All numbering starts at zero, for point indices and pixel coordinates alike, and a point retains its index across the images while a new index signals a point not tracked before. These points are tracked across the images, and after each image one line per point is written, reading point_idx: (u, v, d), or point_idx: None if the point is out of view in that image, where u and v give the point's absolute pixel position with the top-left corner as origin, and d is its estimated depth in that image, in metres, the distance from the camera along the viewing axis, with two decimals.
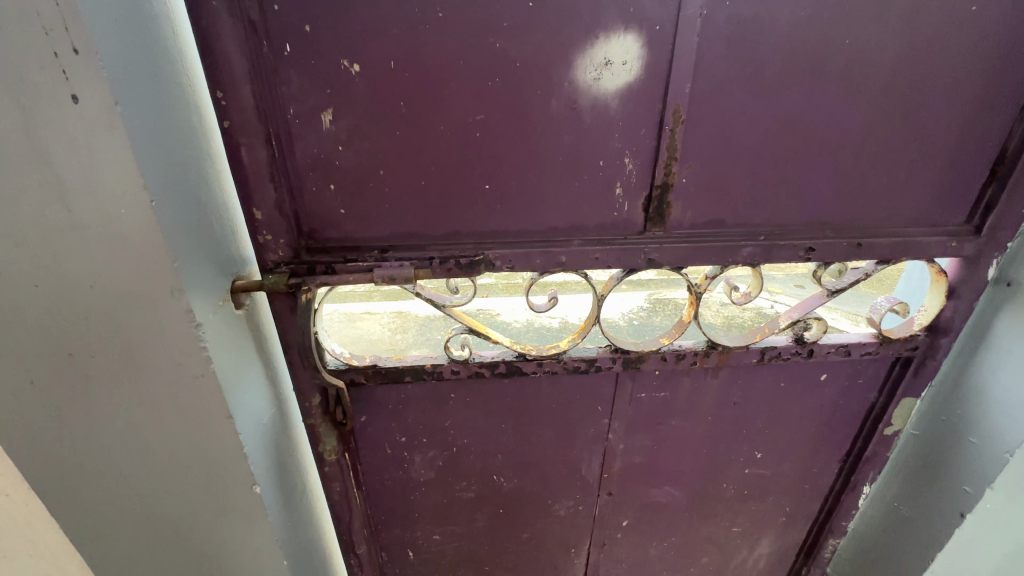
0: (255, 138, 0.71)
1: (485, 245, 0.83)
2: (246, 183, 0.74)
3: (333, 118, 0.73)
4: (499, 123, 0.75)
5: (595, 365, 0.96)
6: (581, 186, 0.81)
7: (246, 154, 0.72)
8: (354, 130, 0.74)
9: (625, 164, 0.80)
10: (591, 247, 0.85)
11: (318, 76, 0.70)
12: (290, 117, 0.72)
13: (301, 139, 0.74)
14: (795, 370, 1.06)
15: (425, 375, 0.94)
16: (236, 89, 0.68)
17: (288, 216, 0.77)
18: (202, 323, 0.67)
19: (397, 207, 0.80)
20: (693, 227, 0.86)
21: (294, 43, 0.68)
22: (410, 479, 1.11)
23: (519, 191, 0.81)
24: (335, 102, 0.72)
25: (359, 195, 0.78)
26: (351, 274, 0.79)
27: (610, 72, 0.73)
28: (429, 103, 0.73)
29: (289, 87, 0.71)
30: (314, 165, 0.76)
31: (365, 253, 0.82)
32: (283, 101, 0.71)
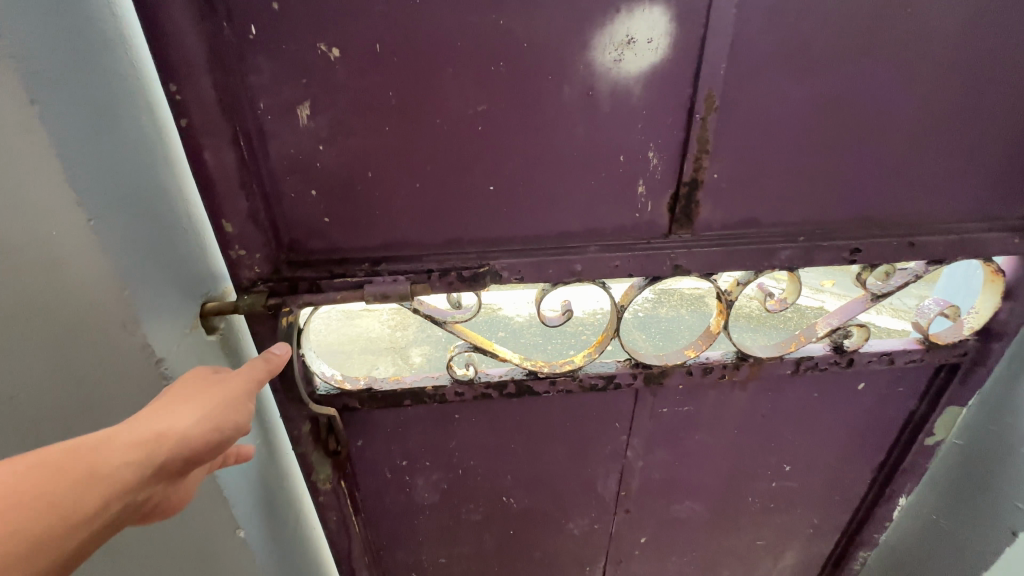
0: (219, 138, 0.61)
1: (490, 254, 0.73)
2: (212, 191, 0.63)
3: (311, 113, 0.63)
4: (505, 114, 0.65)
5: (614, 381, 0.87)
6: (599, 184, 0.71)
7: (211, 158, 0.61)
8: (336, 125, 0.63)
9: (649, 159, 0.70)
10: (611, 253, 0.75)
11: (292, 64, 0.60)
12: (262, 114, 0.62)
13: (276, 137, 0.64)
14: (831, 380, 0.97)
15: (425, 398, 0.85)
16: (195, 81, 0.58)
17: (265, 227, 0.67)
18: (166, 358, 0.57)
19: (390, 213, 0.70)
20: (723, 228, 0.76)
21: (261, 24, 0.57)
22: (413, 503, 1.03)
23: (528, 192, 0.70)
24: (313, 93, 0.61)
25: (345, 200, 0.68)
26: (340, 292, 0.70)
27: (634, 53, 0.63)
28: (423, 93, 0.63)
29: (257, 78, 0.60)
30: (291, 167, 0.65)
31: (354, 267, 0.72)
32: (251, 94, 0.60)
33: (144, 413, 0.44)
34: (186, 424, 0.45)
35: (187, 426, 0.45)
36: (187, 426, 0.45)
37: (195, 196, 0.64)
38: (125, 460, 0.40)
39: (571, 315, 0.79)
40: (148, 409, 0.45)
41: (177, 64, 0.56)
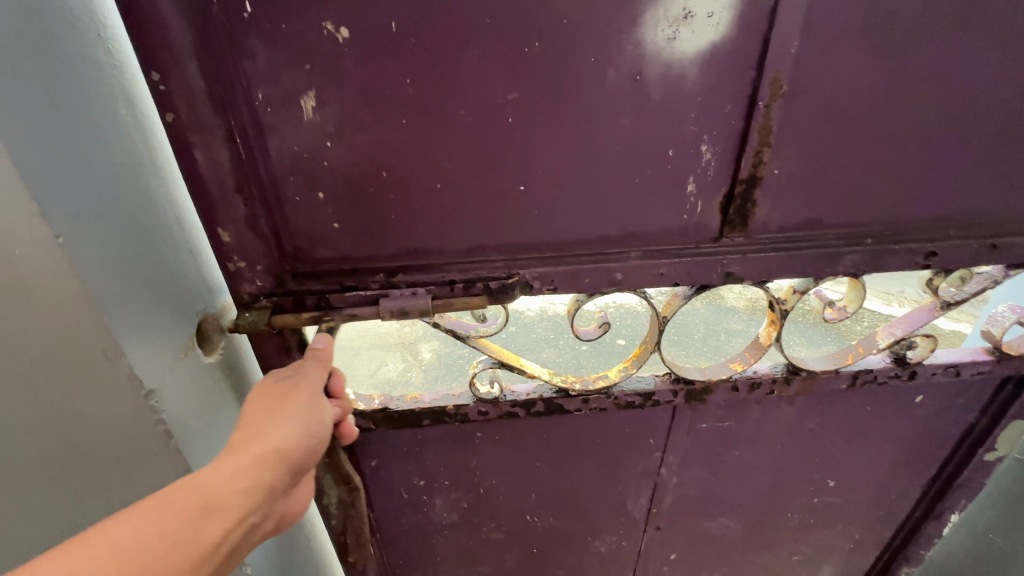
0: (211, 135, 0.53)
1: (519, 262, 0.66)
2: (206, 195, 0.55)
3: (316, 105, 0.54)
4: (538, 102, 0.56)
5: (652, 399, 0.79)
6: (644, 183, 0.62)
7: (202, 157, 0.53)
8: (345, 119, 0.55)
9: (702, 153, 0.61)
10: (655, 259, 0.67)
11: (293, 46, 0.51)
12: (259, 106, 0.53)
13: (276, 133, 0.55)
14: (888, 393, 0.88)
15: (446, 418, 0.78)
16: (181, 69, 0.49)
17: (265, 235, 0.59)
18: (157, 390, 0.50)
19: (406, 219, 0.62)
20: (782, 231, 0.67)
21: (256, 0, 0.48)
22: (431, 523, 0.96)
23: (564, 192, 0.62)
24: (318, 82, 0.53)
25: (355, 205, 0.60)
26: (353, 308, 0.62)
27: (692, 30, 0.54)
28: (444, 80, 0.54)
29: (252, 64, 0.51)
30: (295, 167, 0.57)
31: (367, 278, 0.64)
32: (246, 82, 0.52)
33: (237, 438, 0.49)
34: (274, 441, 0.49)
35: (277, 442, 0.49)
36: (276, 443, 0.49)
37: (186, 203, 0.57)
38: (235, 483, 0.44)
39: (608, 328, 0.71)
40: (240, 433, 0.49)
41: (159, 49, 0.48)
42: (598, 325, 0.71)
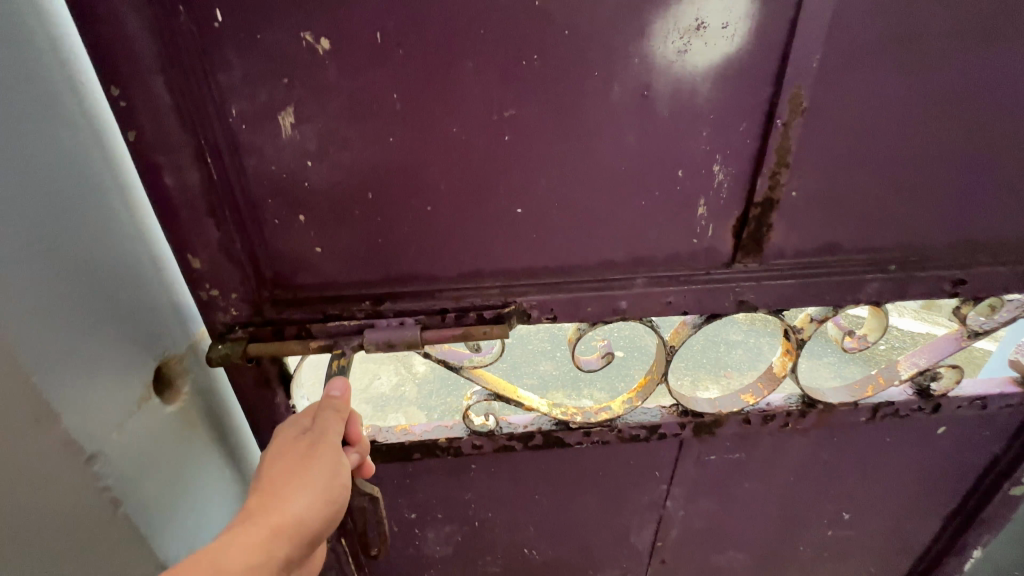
0: (179, 154, 0.48)
1: (516, 289, 0.61)
2: (176, 218, 0.51)
3: (296, 121, 0.50)
4: (537, 120, 0.52)
5: (658, 432, 0.74)
6: (652, 205, 0.58)
7: (171, 179, 0.49)
8: (327, 137, 0.51)
9: (714, 173, 0.57)
10: (662, 286, 0.62)
11: (269, 59, 0.47)
12: (233, 122, 0.49)
13: (252, 152, 0.51)
14: (909, 425, 0.83)
15: (438, 452, 0.73)
16: (145, 83, 0.45)
17: (241, 261, 0.55)
18: (101, 452, 0.45)
19: (394, 243, 0.57)
20: (799, 256, 0.62)
21: (227, 9, 0.44)
22: (422, 557, 0.91)
23: (565, 215, 0.58)
24: (297, 97, 0.49)
25: (339, 229, 0.56)
26: (338, 338, 0.58)
27: (705, 42, 0.49)
28: (436, 95, 0.50)
29: (224, 77, 0.47)
30: (273, 188, 0.53)
31: (352, 305, 0.60)
32: (218, 97, 0.48)
33: (255, 504, 0.46)
34: (295, 508, 0.46)
35: (297, 510, 0.46)
36: (297, 512, 0.46)
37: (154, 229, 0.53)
38: (251, 559, 0.41)
39: (612, 358, 0.67)
40: (258, 496, 0.46)
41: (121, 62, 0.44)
42: (601, 355, 0.67)
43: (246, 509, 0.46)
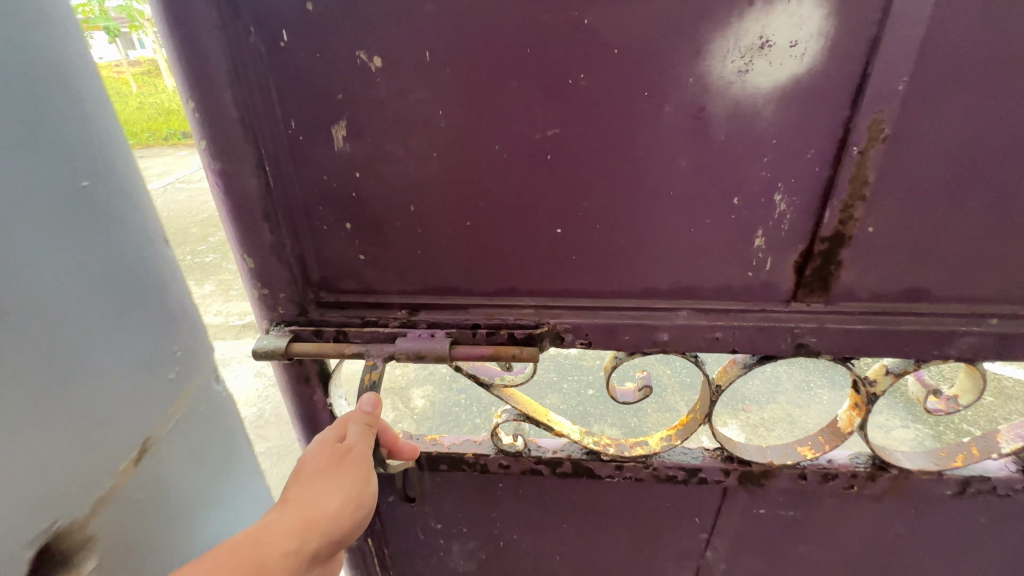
0: (241, 162, 0.52)
1: (552, 311, 0.59)
2: (236, 220, 0.55)
3: (347, 135, 0.52)
4: (581, 140, 0.51)
5: (698, 476, 0.68)
6: (702, 234, 0.54)
7: (233, 184, 0.53)
8: (375, 150, 0.53)
9: (774, 203, 0.52)
10: (709, 319, 0.57)
11: (326, 76, 0.49)
12: (292, 134, 0.52)
13: (307, 162, 0.54)
14: (1010, 507, 0.70)
15: (465, 466, 0.72)
16: (217, 96, 0.49)
17: (290, 263, 0.58)
18: None
19: (433, 256, 0.58)
20: (874, 299, 0.55)
21: (292, 29, 0.48)
22: (446, 569, 0.90)
23: (606, 239, 0.55)
24: (350, 111, 0.51)
25: (382, 238, 0.57)
26: (371, 345, 0.59)
27: (769, 61, 0.45)
28: (479, 113, 0.50)
29: (287, 92, 0.50)
30: (323, 197, 0.56)
31: (389, 313, 0.62)
32: (280, 110, 0.51)
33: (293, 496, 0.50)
34: (328, 506, 0.50)
35: (330, 509, 0.50)
36: (331, 510, 0.50)
37: (83, 312, 0.44)
38: (286, 547, 0.45)
39: (650, 392, 0.63)
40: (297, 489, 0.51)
41: (197, 78, 0.48)
42: (639, 387, 0.63)
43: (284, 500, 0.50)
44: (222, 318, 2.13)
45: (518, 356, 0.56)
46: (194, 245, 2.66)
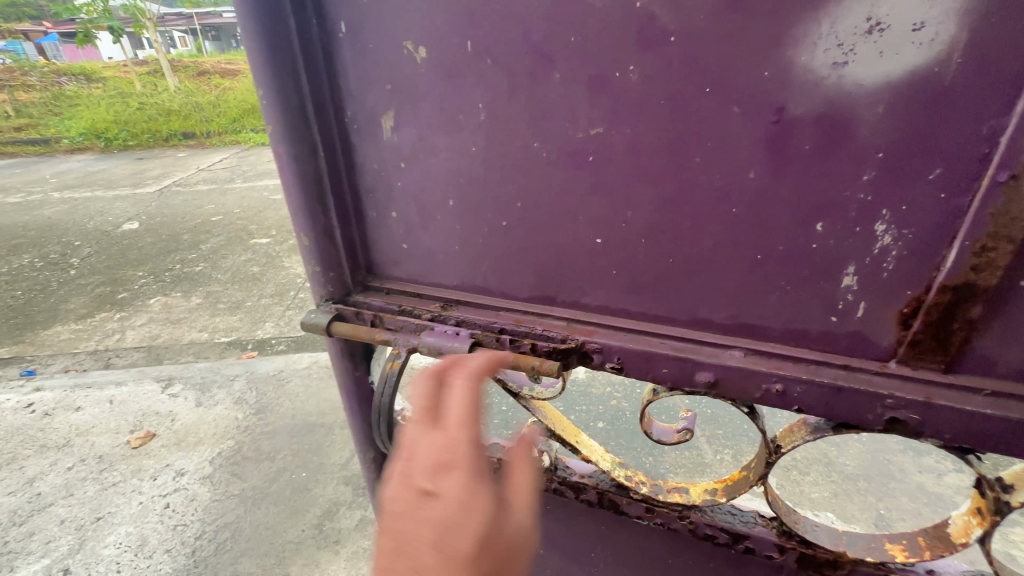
0: (298, 147, 0.53)
1: (584, 326, 0.54)
2: (293, 205, 0.56)
3: (394, 125, 0.51)
4: (632, 140, 0.44)
5: (744, 545, 0.58)
6: (773, 263, 0.44)
7: (289, 168, 0.54)
8: (419, 140, 0.51)
9: (876, 235, 0.40)
10: (768, 366, 0.47)
11: (376, 65, 0.49)
12: (347, 121, 0.53)
13: (361, 149, 0.54)
14: None
15: (490, 469, 0.70)
16: (277, 83, 0.50)
17: (340, 246, 0.59)
18: None
19: (469, 254, 0.55)
20: (1016, 376, 0.40)
21: (347, 17, 0.48)
22: None
23: (652, 256, 0.48)
24: (397, 102, 0.50)
25: (423, 230, 0.56)
26: (399, 335, 0.58)
27: (879, 50, 0.35)
28: (520, 105, 0.46)
29: (345, 82, 0.51)
30: (374, 185, 0.56)
31: (423, 304, 0.59)
32: (339, 96, 0.52)
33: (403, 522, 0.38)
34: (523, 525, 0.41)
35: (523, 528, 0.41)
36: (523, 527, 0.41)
37: None
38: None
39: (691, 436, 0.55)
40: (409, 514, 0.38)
41: (263, 67, 0.49)
42: (677, 429, 0.56)
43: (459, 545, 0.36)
44: (207, 336, 1.98)
45: (538, 368, 0.50)
46: (184, 255, 2.66)
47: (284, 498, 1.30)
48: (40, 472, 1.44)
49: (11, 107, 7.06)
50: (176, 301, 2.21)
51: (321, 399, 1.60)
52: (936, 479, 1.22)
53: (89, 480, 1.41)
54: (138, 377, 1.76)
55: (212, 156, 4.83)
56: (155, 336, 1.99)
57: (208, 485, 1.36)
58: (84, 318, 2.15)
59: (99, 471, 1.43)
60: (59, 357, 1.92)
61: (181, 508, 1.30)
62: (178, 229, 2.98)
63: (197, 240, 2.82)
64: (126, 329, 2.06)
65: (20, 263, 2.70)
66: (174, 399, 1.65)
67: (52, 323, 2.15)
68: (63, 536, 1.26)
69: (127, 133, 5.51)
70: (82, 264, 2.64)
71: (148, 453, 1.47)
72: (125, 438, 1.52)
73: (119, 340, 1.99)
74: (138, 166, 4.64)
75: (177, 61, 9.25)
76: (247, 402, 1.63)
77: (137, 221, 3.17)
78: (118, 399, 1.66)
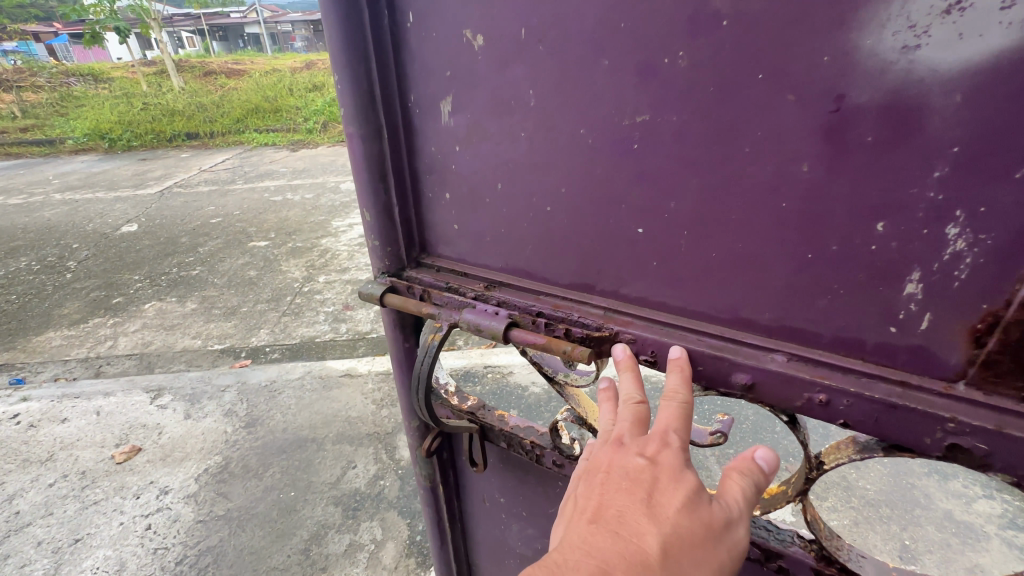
0: (363, 129, 0.55)
1: (620, 316, 0.51)
2: (360, 183, 0.59)
3: (452, 110, 0.53)
4: (676, 127, 0.41)
5: (778, 564, 0.54)
6: (823, 266, 0.39)
7: (355, 148, 0.57)
8: (473, 125, 0.52)
9: (947, 241, 0.34)
10: (812, 374, 0.41)
11: (438, 52, 0.51)
12: (410, 107, 0.55)
13: (422, 133, 0.56)
14: None
15: (521, 451, 0.68)
16: (350, 67, 0.53)
17: (397, 224, 0.61)
18: None
19: (514, 237, 0.55)
20: None
21: (417, 10, 0.50)
22: (507, 545, 0.85)
23: (693, 251, 0.45)
24: (455, 88, 0.51)
25: (473, 211, 0.57)
26: (443, 310, 0.57)
27: (959, 32, 0.30)
28: (568, 93, 0.45)
29: (410, 68, 0.54)
30: (432, 166, 0.57)
31: (469, 283, 0.59)
32: (405, 83, 0.55)
33: (596, 481, 0.42)
34: None
35: None
36: None
37: None
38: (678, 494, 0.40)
39: (725, 440, 0.55)
40: (603, 472, 0.42)
41: (338, 52, 0.52)
42: (712, 431, 0.56)
43: (656, 500, 0.39)
44: (200, 344, 1.96)
45: (568, 354, 0.47)
46: (181, 259, 2.65)
47: (269, 521, 1.27)
48: (17, 491, 1.40)
49: (18, 107, 7.13)
50: (171, 307, 2.21)
51: (313, 412, 1.58)
52: (965, 507, 1.20)
53: (70, 498, 1.37)
54: (127, 388, 1.73)
55: (214, 157, 4.84)
56: (147, 343, 1.98)
57: (192, 505, 1.32)
58: (77, 324, 2.14)
59: (81, 489, 1.40)
60: (49, 365, 1.90)
61: (162, 530, 1.26)
62: (177, 232, 2.98)
63: (196, 244, 2.82)
64: (119, 336, 2.05)
65: (17, 266, 2.70)
66: (163, 411, 1.63)
67: (45, 329, 2.14)
68: (39, 559, 1.22)
69: (132, 133, 5.55)
70: (79, 267, 2.64)
71: (132, 469, 1.44)
72: (110, 453, 1.50)
73: (111, 348, 1.97)
74: (141, 167, 4.66)
75: (182, 64, 9.32)
76: (237, 415, 1.60)
77: (136, 223, 3.18)
78: (104, 410, 1.65)
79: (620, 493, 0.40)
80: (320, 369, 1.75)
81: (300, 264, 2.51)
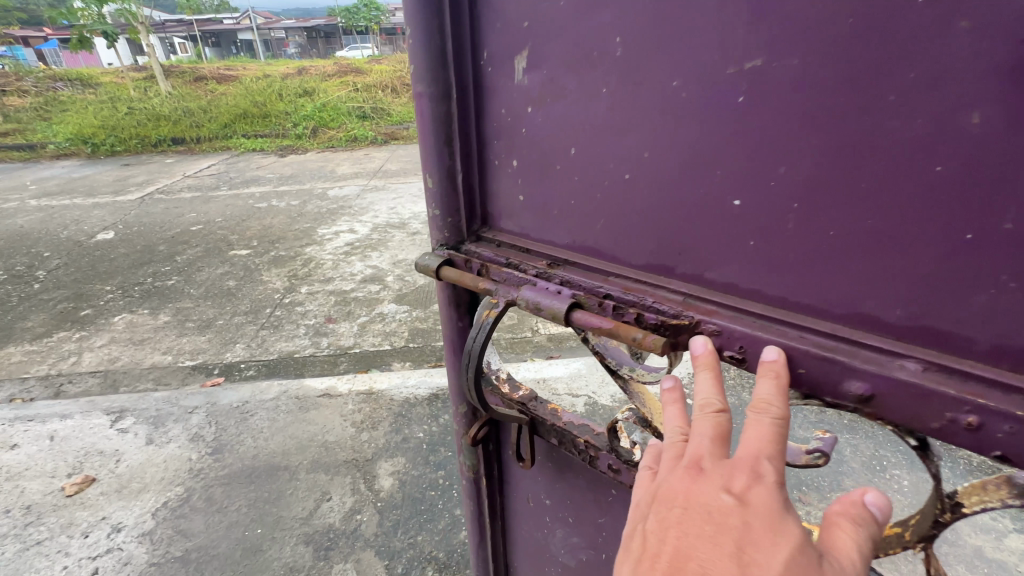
0: (431, 88, 0.54)
1: (702, 303, 0.44)
2: (428, 144, 0.57)
3: (526, 66, 0.49)
4: (797, 70, 0.35)
5: None
6: (981, 246, 0.32)
7: (422, 108, 0.55)
8: (548, 82, 0.48)
9: None
10: (960, 391, 0.33)
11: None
12: (483, 65, 0.53)
13: (492, 94, 0.53)
14: None
15: (572, 451, 0.60)
16: (425, 20, 0.51)
17: (461, 191, 0.58)
18: None
19: (583, 208, 0.50)
20: None
21: None
22: (550, 553, 0.76)
23: (803, 226, 0.38)
24: (533, 40, 0.48)
25: (540, 179, 0.52)
26: (501, 286, 0.53)
27: None
28: (662, 37, 0.40)
29: (486, 19, 0.50)
30: (499, 130, 0.54)
31: (531, 260, 0.55)
32: (479, 39, 0.52)
33: (672, 515, 0.36)
34: None
35: None
36: None
37: None
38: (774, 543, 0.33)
39: (825, 460, 0.48)
40: (680, 505, 0.36)
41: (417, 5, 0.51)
42: (808, 451, 0.49)
43: (748, 556, 0.33)
44: (169, 360, 1.85)
45: (640, 343, 0.42)
46: (157, 268, 2.54)
47: (231, 563, 1.17)
48: None
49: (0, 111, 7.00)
50: (142, 320, 2.10)
51: (286, 437, 1.47)
52: (996, 543, 1.12)
53: (9, 538, 1.26)
54: (86, 409, 1.62)
55: (198, 162, 4.73)
56: (113, 360, 1.87)
57: (146, 545, 1.22)
58: (39, 339, 2.02)
59: (23, 527, 1.28)
60: (6, 384, 1.78)
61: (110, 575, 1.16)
62: (155, 240, 2.88)
63: (173, 252, 2.71)
64: (83, 351, 1.93)
65: None
66: (121, 436, 1.52)
67: (5, 343, 2.02)
68: None
69: (114, 138, 5.43)
70: (48, 277, 2.52)
71: (83, 503, 1.33)
72: (59, 485, 1.38)
73: (74, 364, 1.86)
74: (122, 171, 4.54)
75: (169, 69, 9.23)
76: (203, 439, 1.49)
77: (112, 231, 3.06)
78: (59, 435, 1.53)
79: (702, 539, 0.34)
80: (297, 389, 1.64)
81: (282, 274, 2.41)
